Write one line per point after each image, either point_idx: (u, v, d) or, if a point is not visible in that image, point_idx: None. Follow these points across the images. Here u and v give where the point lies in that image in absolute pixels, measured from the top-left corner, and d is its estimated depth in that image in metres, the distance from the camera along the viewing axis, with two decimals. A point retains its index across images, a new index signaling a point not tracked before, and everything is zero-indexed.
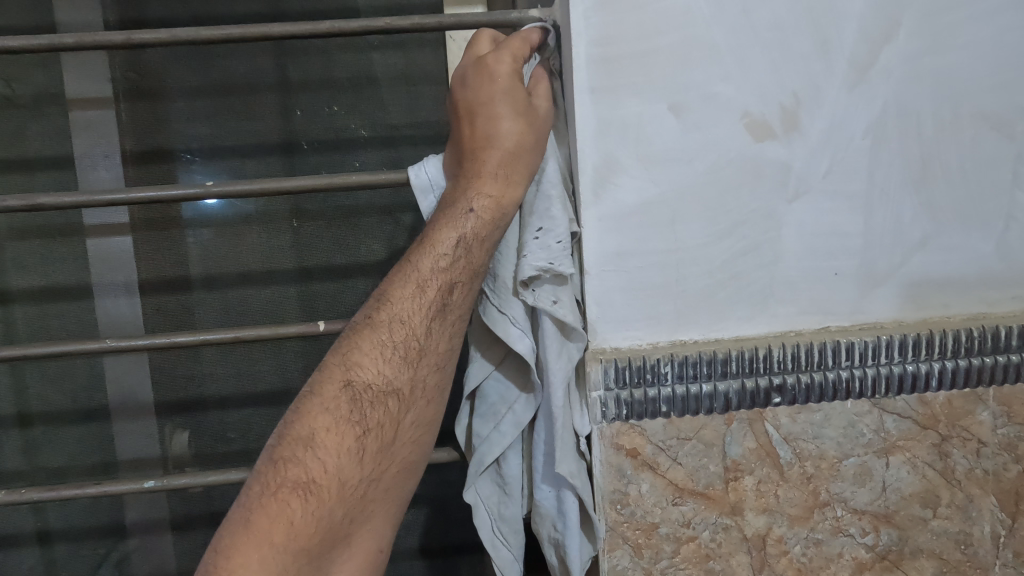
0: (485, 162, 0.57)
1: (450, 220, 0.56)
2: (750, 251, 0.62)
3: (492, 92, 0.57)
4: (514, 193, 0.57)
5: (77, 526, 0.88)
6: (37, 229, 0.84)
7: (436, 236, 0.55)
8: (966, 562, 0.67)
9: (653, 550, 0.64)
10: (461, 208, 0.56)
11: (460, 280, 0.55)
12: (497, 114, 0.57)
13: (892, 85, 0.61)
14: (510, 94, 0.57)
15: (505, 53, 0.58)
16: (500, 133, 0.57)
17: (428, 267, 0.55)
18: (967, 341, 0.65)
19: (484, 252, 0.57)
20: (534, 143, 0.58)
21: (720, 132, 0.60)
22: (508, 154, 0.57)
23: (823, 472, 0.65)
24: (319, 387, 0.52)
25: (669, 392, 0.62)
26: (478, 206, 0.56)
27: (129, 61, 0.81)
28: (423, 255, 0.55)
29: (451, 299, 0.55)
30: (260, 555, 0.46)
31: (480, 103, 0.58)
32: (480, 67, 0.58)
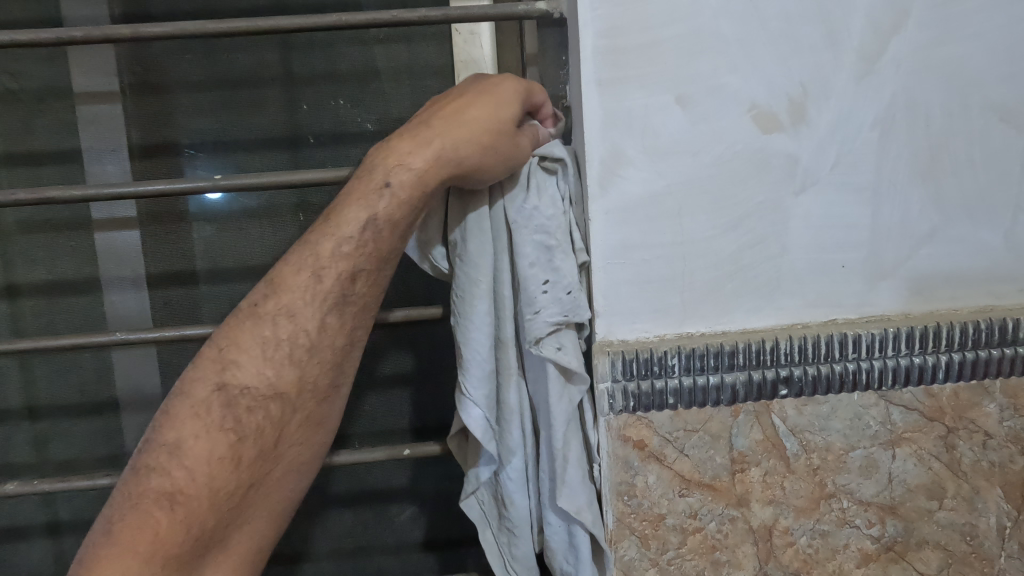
0: (431, 133, 0.56)
1: (363, 199, 0.56)
2: (756, 244, 0.62)
3: (479, 87, 0.58)
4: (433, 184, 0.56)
5: (86, 518, 0.89)
6: (44, 222, 0.84)
7: (345, 214, 0.56)
8: (972, 554, 0.67)
9: (660, 541, 0.64)
10: (372, 190, 0.55)
11: (356, 273, 0.56)
12: (466, 112, 0.57)
13: (900, 76, 0.61)
14: (489, 105, 0.57)
15: (513, 78, 0.59)
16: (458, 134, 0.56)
17: (317, 265, 0.56)
18: (974, 334, 0.65)
19: (394, 237, 0.57)
20: (489, 153, 0.56)
21: (727, 124, 0.60)
22: (455, 149, 0.56)
23: (829, 464, 0.65)
24: (191, 392, 0.56)
25: (676, 384, 0.62)
26: (386, 200, 0.55)
27: (134, 55, 0.81)
28: (321, 242, 0.56)
29: (347, 294, 0.57)
30: (122, 563, 0.50)
31: (458, 102, 0.58)
32: (479, 86, 0.59)
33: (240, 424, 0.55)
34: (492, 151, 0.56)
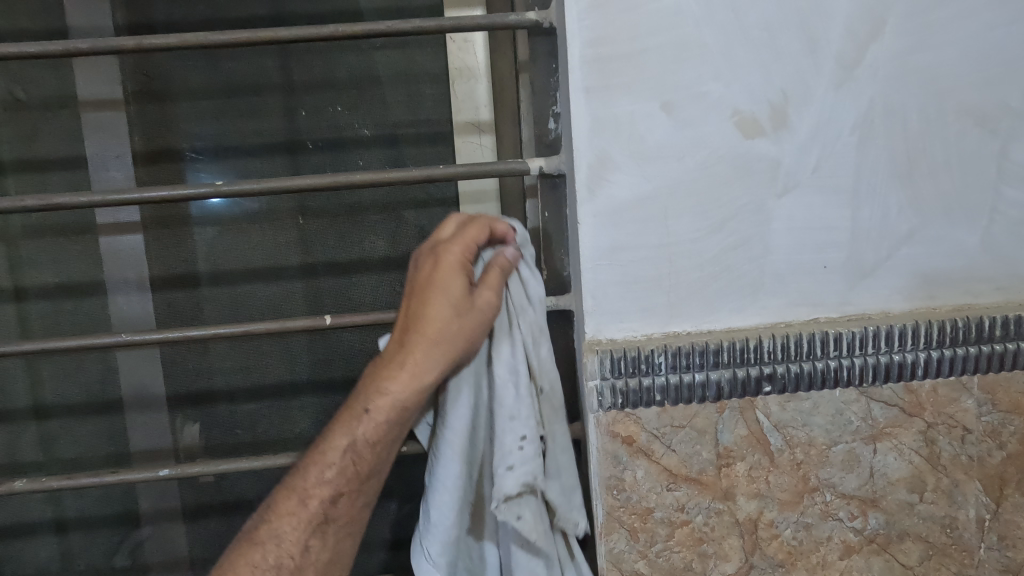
0: (415, 314, 0.60)
1: (351, 419, 0.60)
2: (740, 245, 0.64)
3: (444, 282, 0.60)
4: (417, 381, 0.59)
5: (91, 516, 0.91)
6: (51, 227, 0.86)
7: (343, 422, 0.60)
8: (952, 545, 0.69)
9: (648, 534, 0.66)
10: (357, 414, 0.60)
11: (362, 455, 0.59)
12: (421, 316, 0.60)
13: (878, 82, 0.63)
14: (440, 290, 0.60)
15: (460, 251, 0.61)
16: (426, 291, 0.60)
17: (316, 477, 0.59)
18: (952, 331, 0.67)
19: (374, 457, 0.60)
20: (453, 341, 0.59)
21: (710, 129, 0.62)
22: (422, 345, 0.59)
23: (812, 458, 0.67)
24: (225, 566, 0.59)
25: (663, 381, 0.64)
26: (376, 408, 0.59)
27: (138, 65, 0.84)
28: (316, 462, 0.60)
29: (354, 471, 0.59)
30: None
31: (415, 303, 0.61)
32: (428, 253, 0.62)
33: (288, 532, 0.59)
34: (459, 314, 0.59)
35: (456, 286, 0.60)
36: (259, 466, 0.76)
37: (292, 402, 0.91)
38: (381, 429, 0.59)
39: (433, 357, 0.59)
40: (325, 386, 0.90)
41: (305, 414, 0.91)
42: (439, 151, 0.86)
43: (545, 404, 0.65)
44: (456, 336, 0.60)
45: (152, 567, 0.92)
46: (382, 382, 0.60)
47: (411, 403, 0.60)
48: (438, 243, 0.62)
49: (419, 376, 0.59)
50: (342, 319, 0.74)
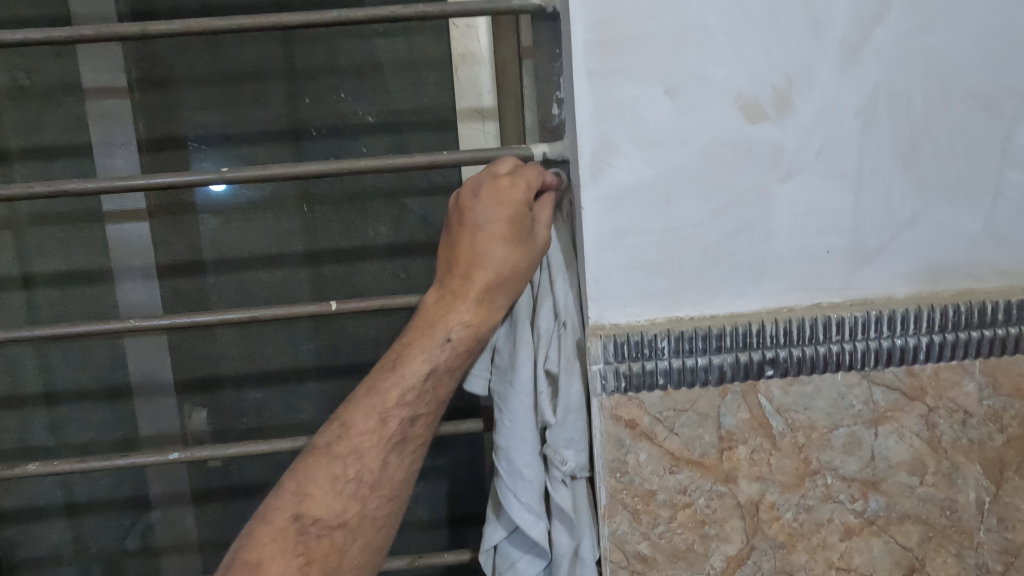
0: (479, 247, 0.62)
1: (430, 342, 0.62)
2: (743, 230, 0.65)
3: (501, 213, 0.61)
4: (491, 307, 0.63)
5: (102, 500, 0.92)
6: (57, 215, 0.87)
7: (409, 360, 0.62)
8: (951, 527, 0.70)
9: (651, 516, 0.67)
10: (435, 342, 0.62)
11: (434, 376, 0.62)
12: (492, 250, 0.62)
13: (883, 66, 0.63)
14: (514, 222, 0.62)
15: (520, 180, 0.63)
16: (499, 226, 0.62)
17: (394, 398, 0.61)
18: (955, 315, 0.67)
19: (450, 380, 0.63)
20: (523, 271, 0.63)
21: (713, 114, 0.62)
22: (495, 279, 0.62)
23: (814, 441, 0.68)
24: (273, 514, 0.58)
25: (666, 366, 0.65)
26: (455, 334, 0.62)
27: (141, 51, 0.84)
28: (393, 384, 0.61)
29: (428, 390, 0.62)
30: None
31: (485, 236, 0.62)
32: (493, 184, 0.62)
33: (368, 448, 0.60)
34: (531, 251, 0.63)
35: (529, 217, 0.63)
36: (265, 449, 0.77)
37: (298, 387, 0.92)
38: (461, 353, 0.62)
39: (510, 287, 0.63)
40: (330, 372, 0.91)
41: (311, 400, 0.92)
42: (442, 138, 0.86)
43: (565, 338, 0.66)
44: (526, 267, 0.63)
45: (163, 550, 0.94)
46: (455, 310, 0.62)
47: (486, 329, 0.63)
48: (500, 176, 0.62)
49: (494, 303, 0.63)
50: (348, 305, 0.74)
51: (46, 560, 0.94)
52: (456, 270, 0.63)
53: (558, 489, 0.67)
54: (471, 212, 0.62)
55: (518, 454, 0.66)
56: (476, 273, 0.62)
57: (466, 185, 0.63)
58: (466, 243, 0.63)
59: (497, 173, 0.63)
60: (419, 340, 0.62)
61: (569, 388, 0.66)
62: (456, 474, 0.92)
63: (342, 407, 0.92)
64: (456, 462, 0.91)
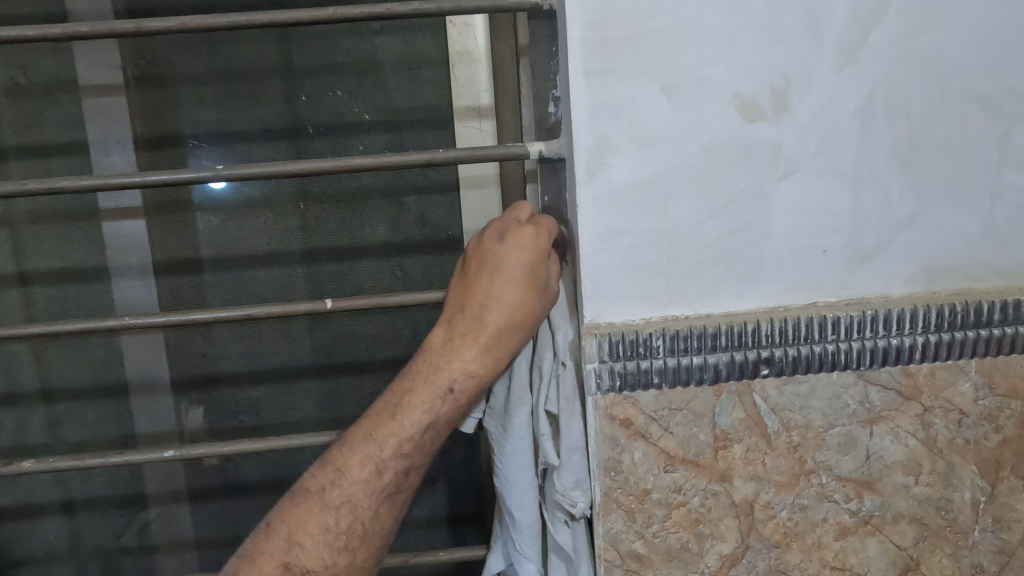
0: (491, 293, 0.62)
1: (431, 391, 0.61)
2: (740, 229, 0.64)
3: (514, 262, 0.62)
4: (496, 357, 0.62)
5: (98, 497, 0.92)
6: (53, 212, 0.87)
7: (410, 408, 0.61)
8: (947, 527, 0.70)
9: (646, 515, 0.67)
10: (436, 392, 0.61)
11: (432, 430, 0.61)
12: (507, 297, 0.62)
13: (881, 65, 0.63)
14: (529, 273, 0.62)
15: (541, 231, 0.63)
16: (516, 274, 0.62)
17: (391, 447, 0.60)
18: (951, 315, 0.67)
19: (445, 433, 0.62)
20: (532, 322, 0.63)
21: (711, 114, 0.62)
22: (506, 328, 0.62)
23: (809, 441, 0.68)
24: (262, 556, 0.58)
25: (661, 365, 0.65)
26: (458, 384, 0.61)
27: (138, 49, 0.83)
28: (391, 432, 0.60)
29: (422, 443, 0.61)
30: None
31: (502, 281, 0.62)
32: (518, 232, 0.62)
33: (361, 499, 0.60)
34: (541, 301, 0.63)
35: (545, 267, 0.63)
36: (260, 447, 0.77)
37: (295, 385, 0.92)
38: (462, 404, 0.62)
39: (518, 336, 0.63)
40: (326, 370, 0.91)
41: (307, 398, 0.92)
42: (439, 137, 0.86)
43: (566, 379, 0.66)
44: (536, 318, 0.64)
45: (159, 547, 0.94)
46: (464, 358, 0.62)
47: (490, 380, 0.63)
48: (524, 224, 0.63)
49: (501, 354, 0.62)
50: (344, 303, 0.74)
51: (42, 557, 0.94)
52: (467, 313, 0.63)
53: (560, 528, 0.69)
54: (494, 254, 0.62)
55: (520, 503, 0.67)
56: (489, 319, 0.62)
57: (490, 228, 0.64)
58: (480, 286, 0.63)
59: (518, 219, 0.65)
60: (422, 388, 0.61)
61: (570, 429, 0.66)
62: (452, 472, 0.92)
63: (338, 405, 0.92)
64: (452, 460, 0.91)
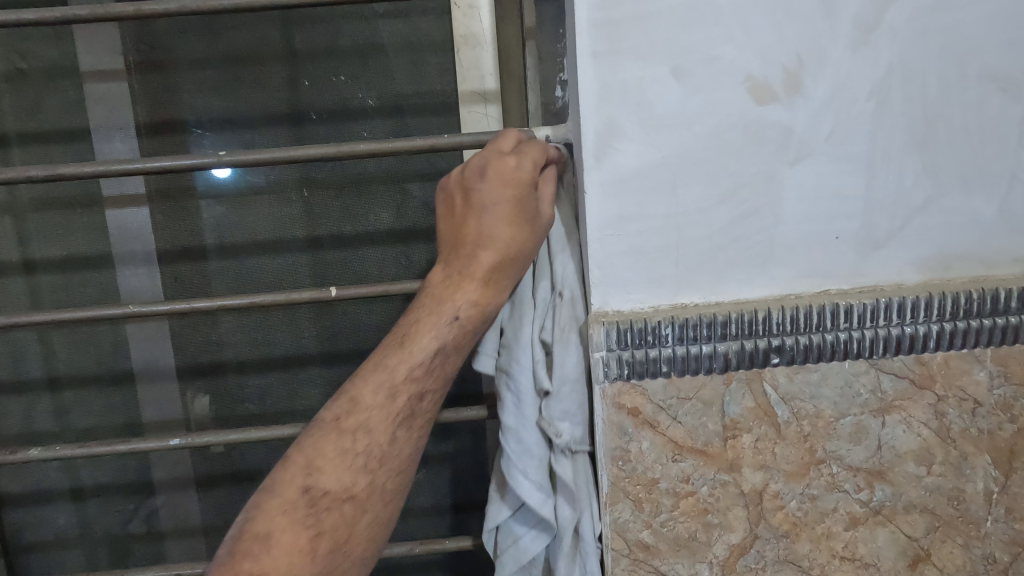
0: (488, 226, 0.62)
1: (436, 319, 0.61)
2: (750, 215, 0.63)
3: (507, 194, 0.61)
4: (496, 288, 0.62)
5: (107, 484, 0.93)
6: (57, 200, 0.87)
7: (414, 340, 0.61)
8: (959, 517, 0.69)
9: (653, 504, 0.66)
10: (444, 320, 0.61)
11: (439, 359, 0.61)
12: (501, 233, 0.62)
13: (898, 45, 0.61)
14: (520, 204, 0.62)
15: (526, 159, 0.62)
16: (505, 207, 0.61)
17: (403, 375, 0.60)
18: (967, 303, 0.66)
19: (456, 359, 0.63)
20: (529, 251, 0.63)
21: (721, 96, 0.61)
22: (504, 258, 0.62)
23: (819, 430, 0.67)
24: (280, 489, 0.57)
25: (670, 353, 0.64)
26: (464, 312, 0.61)
27: (139, 33, 0.82)
28: (400, 360, 0.60)
29: (432, 373, 0.61)
30: None
31: (492, 218, 0.62)
32: (499, 164, 0.61)
33: (378, 422, 0.59)
34: (538, 229, 0.63)
35: (532, 196, 0.62)
36: (265, 435, 0.77)
37: (300, 374, 0.91)
38: (467, 330, 0.62)
39: (514, 269, 0.63)
40: (331, 358, 0.91)
41: (313, 386, 0.92)
42: (444, 122, 0.85)
43: (562, 310, 0.64)
44: (531, 247, 0.63)
45: (167, 534, 0.95)
46: (462, 291, 0.61)
47: (492, 309, 0.63)
48: (507, 155, 0.62)
49: (502, 283, 0.63)
50: (349, 290, 0.73)
51: (52, 543, 0.94)
52: (462, 249, 0.63)
53: (559, 460, 0.65)
54: (478, 193, 0.62)
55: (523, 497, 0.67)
56: (484, 254, 0.62)
57: (473, 163, 0.63)
58: (471, 223, 0.62)
59: (501, 151, 0.63)
60: (427, 317, 0.61)
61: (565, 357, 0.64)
62: (458, 461, 0.92)
63: None
64: (458, 448, 0.91)
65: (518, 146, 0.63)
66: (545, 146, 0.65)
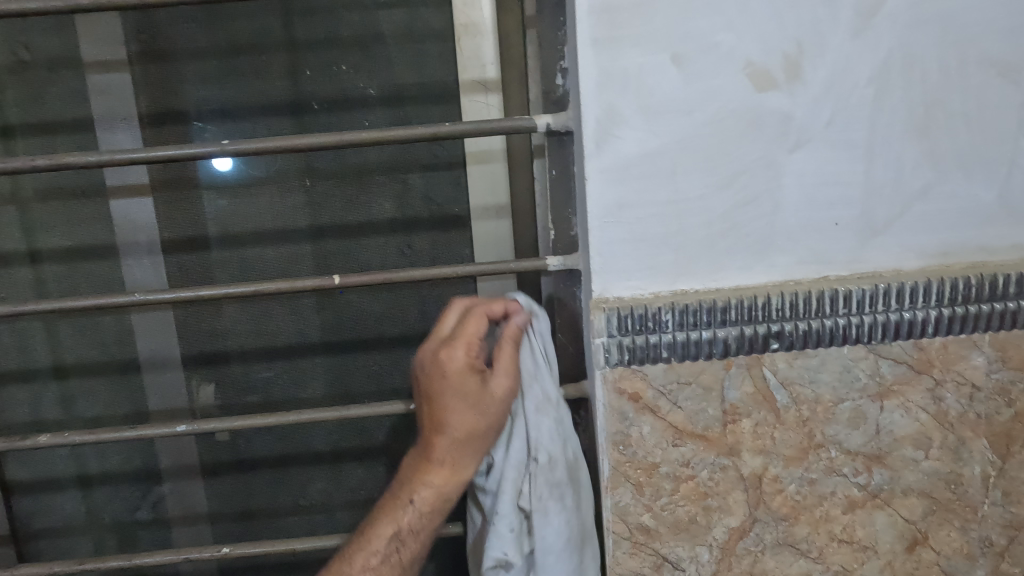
0: (439, 440, 0.66)
1: (393, 510, 0.67)
2: (750, 202, 0.63)
3: (450, 387, 0.65)
4: (452, 473, 0.66)
5: (114, 471, 0.94)
6: (61, 190, 0.87)
7: (371, 536, 0.67)
8: (956, 501, 0.70)
9: (653, 488, 0.67)
10: (399, 506, 0.66)
11: (396, 541, 0.66)
12: (450, 421, 0.65)
13: (898, 31, 0.61)
14: (460, 389, 0.65)
15: (470, 351, 0.66)
16: (447, 395, 0.65)
17: (359, 566, 0.65)
18: (965, 289, 0.66)
19: (431, 499, 0.66)
20: (489, 397, 0.65)
21: (721, 83, 0.61)
22: (465, 403, 0.65)
23: (818, 415, 0.67)
24: None
25: (670, 339, 0.65)
26: (416, 499, 0.66)
27: (140, 23, 0.83)
28: (359, 552, 0.66)
29: (404, 542, 0.66)
30: None
31: (443, 411, 0.65)
32: (437, 355, 0.66)
33: (380, 541, 0.66)
34: (501, 380, 0.66)
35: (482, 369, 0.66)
36: (271, 422, 0.78)
37: (304, 363, 0.92)
38: (424, 517, 0.66)
39: (474, 402, 0.65)
40: (335, 347, 0.92)
41: (316, 376, 0.93)
42: (444, 111, 0.85)
43: (539, 477, 0.67)
44: (492, 419, 0.66)
45: (174, 521, 0.96)
46: (420, 477, 0.66)
47: (449, 490, 0.66)
48: (456, 344, 0.66)
49: (459, 458, 0.66)
50: (352, 279, 0.74)
51: (60, 530, 0.96)
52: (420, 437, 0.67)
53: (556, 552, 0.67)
54: (431, 401, 0.66)
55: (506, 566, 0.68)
56: (435, 453, 0.66)
57: (431, 336, 0.68)
58: (425, 419, 0.67)
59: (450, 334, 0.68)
60: (384, 517, 0.67)
61: (544, 528, 0.66)
62: None
63: (346, 382, 0.93)
64: None
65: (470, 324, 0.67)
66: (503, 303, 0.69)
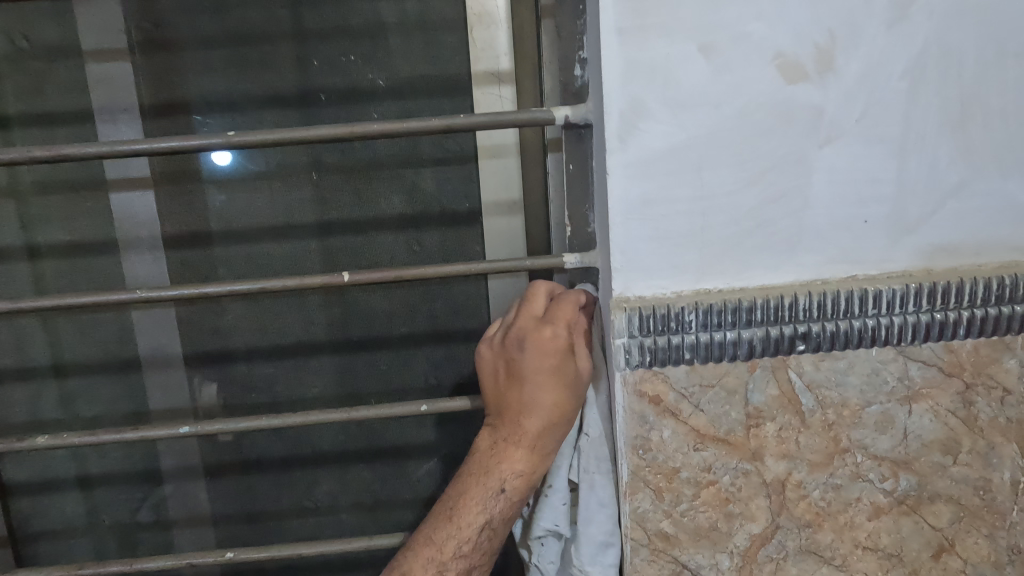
0: (528, 422, 0.63)
1: (481, 495, 0.63)
2: (779, 198, 0.61)
3: (543, 366, 0.63)
4: (541, 456, 0.64)
5: (114, 472, 0.91)
6: (60, 183, 0.84)
7: (460, 520, 0.63)
8: (984, 508, 0.68)
9: (674, 494, 0.65)
10: (489, 491, 0.63)
11: (489, 527, 0.63)
12: (542, 402, 0.63)
13: (934, 21, 0.59)
14: (557, 369, 0.63)
15: (561, 326, 0.64)
16: (547, 374, 0.63)
17: (452, 551, 0.63)
18: (998, 290, 0.64)
19: (519, 480, 0.63)
20: (574, 386, 0.64)
21: (750, 74, 0.58)
22: (553, 392, 0.63)
23: (844, 419, 0.65)
24: None
25: (693, 340, 0.62)
26: (508, 484, 0.63)
27: (142, 10, 0.80)
28: (449, 538, 0.63)
29: (493, 526, 0.63)
30: None
31: (533, 388, 0.63)
32: (537, 333, 0.63)
33: (459, 530, 0.63)
34: (581, 365, 0.64)
35: (570, 354, 0.64)
36: (277, 424, 0.75)
37: (310, 363, 0.90)
38: (515, 500, 0.64)
39: (562, 388, 0.63)
40: (342, 346, 0.89)
41: (323, 375, 0.91)
42: (457, 104, 0.82)
43: (588, 453, 0.67)
44: (577, 403, 0.64)
45: (176, 522, 0.94)
46: (510, 460, 0.63)
47: (539, 474, 0.64)
48: (543, 324, 0.64)
49: (547, 445, 0.64)
50: (362, 276, 0.71)
51: (59, 532, 0.93)
52: (505, 416, 0.64)
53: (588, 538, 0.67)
54: (518, 364, 0.63)
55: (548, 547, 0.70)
56: (525, 434, 0.63)
57: (512, 325, 0.66)
58: (512, 394, 0.64)
59: (535, 314, 0.66)
60: (473, 498, 0.63)
61: (590, 499, 0.67)
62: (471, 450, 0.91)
63: (353, 382, 0.91)
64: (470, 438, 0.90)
65: (556, 305, 0.66)
66: (575, 293, 0.67)
